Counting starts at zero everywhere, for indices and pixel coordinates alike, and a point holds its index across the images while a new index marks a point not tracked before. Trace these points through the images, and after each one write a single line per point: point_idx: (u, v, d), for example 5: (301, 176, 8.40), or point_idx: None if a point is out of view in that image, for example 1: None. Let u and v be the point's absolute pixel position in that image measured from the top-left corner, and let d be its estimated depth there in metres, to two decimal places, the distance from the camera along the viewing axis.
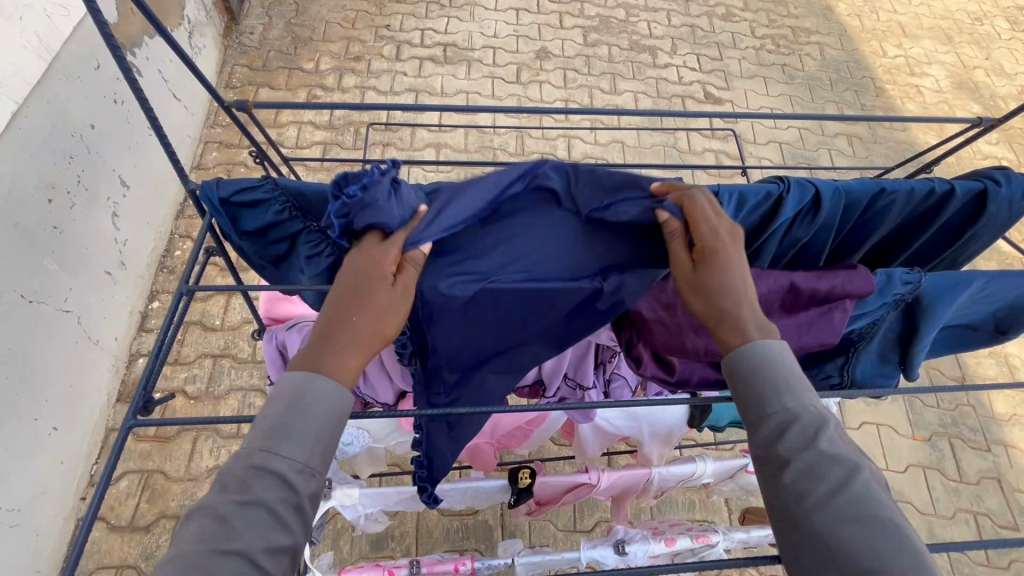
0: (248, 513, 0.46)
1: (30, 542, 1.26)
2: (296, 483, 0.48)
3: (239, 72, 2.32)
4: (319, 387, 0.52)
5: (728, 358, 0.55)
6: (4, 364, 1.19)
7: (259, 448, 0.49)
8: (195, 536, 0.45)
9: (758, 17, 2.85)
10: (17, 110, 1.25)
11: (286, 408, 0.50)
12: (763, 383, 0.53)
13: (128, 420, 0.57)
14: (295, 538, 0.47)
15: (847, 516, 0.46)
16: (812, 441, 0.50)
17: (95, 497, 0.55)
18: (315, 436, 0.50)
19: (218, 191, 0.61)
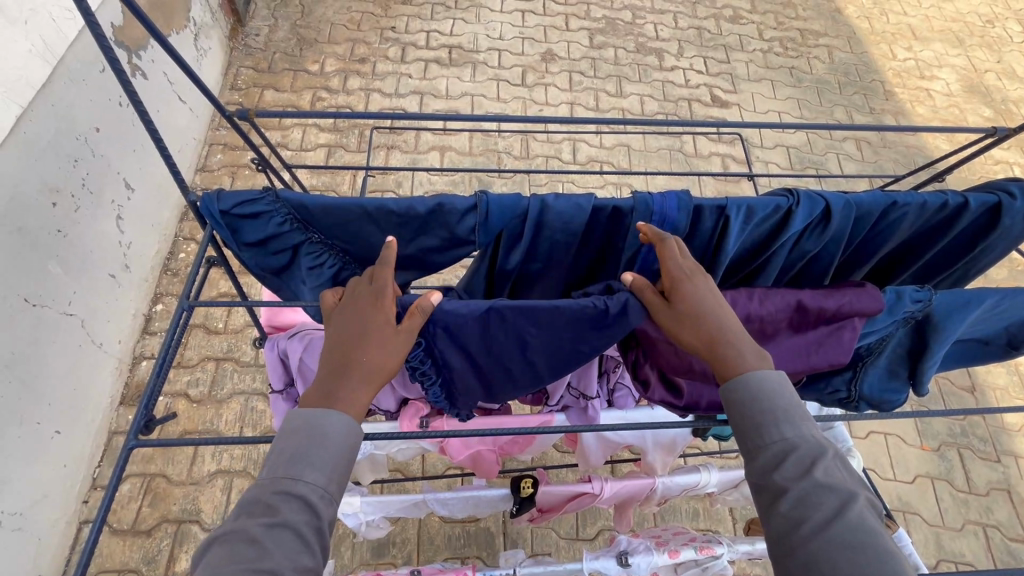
0: (276, 535, 0.47)
1: (32, 545, 1.26)
2: (318, 506, 0.50)
3: (245, 74, 2.32)
4: (333, 421, 0.53)
5: (725, 387, 0.56)
6: (6, 368, 1.19)
7: (281, 475, 0.50)
8: (226, 560, 0.46)
9: (766, 19, 2.83)
10: (22, 114, 1.25)
11: (305, 437, 0.52)
12: (762, 411, 0.53)
13: (130, 440, 0.56)
14: (318, 559, 0.49)
15: (843, 546, 0.47)
16: (808, 470, 0.50)
17: (98, 518, 0.55)
18: (335, 463, 0.52)
19: (219, 204, 0.60)
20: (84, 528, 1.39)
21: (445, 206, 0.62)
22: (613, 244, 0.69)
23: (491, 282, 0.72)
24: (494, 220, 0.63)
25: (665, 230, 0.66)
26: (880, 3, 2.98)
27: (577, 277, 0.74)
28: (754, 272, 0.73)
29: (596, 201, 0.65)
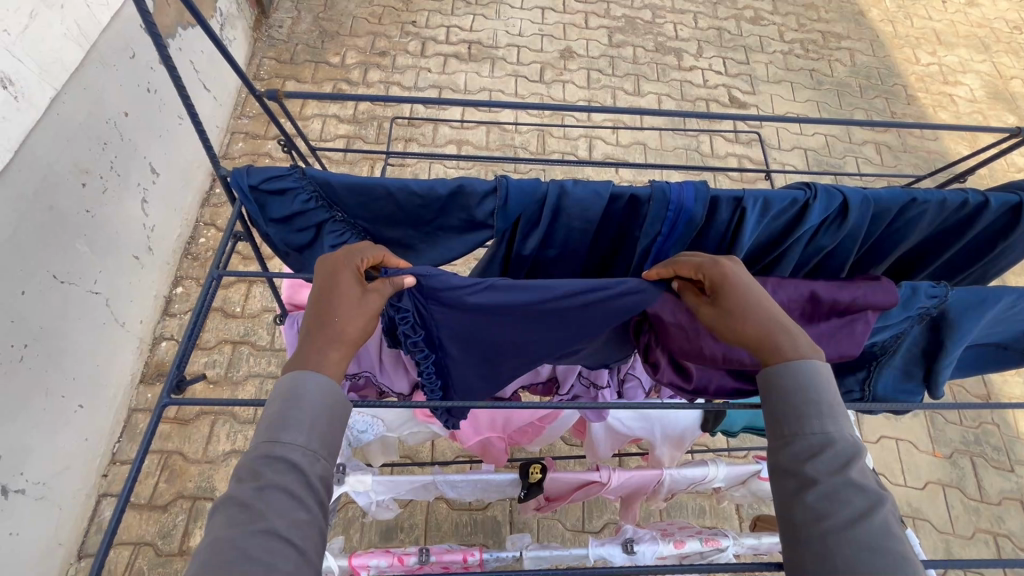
0: (266, 496, 0.47)
1: (54, 514, 1.30)
2: (302, 463, 0.49)
3: (267, 65, 2.36)
4: (309, 381, 0.53)
5: (769, 370, 0.54)
6: (34, 342, 1.24)
7: (266, 440, 0.50)
8: (222, 524, 0.47)
9: (788, 21, 2.81)
10: (55, 96, 1.29)
11: (282, 399, 0.52)
12: (805, 402, 0.51)
13: (164, 398, 0.58)
14: (314, 512, 0.49)
15: (866, 545, 0.44)
16: (843, 467, 0.48)
17: (128, 479, 0.57)
18: (316, 423, 0.52)
19: (248, 178, 0.62)
20: (103, 500, 1.43)
21: (467, 188, 0.63)
22: (628, 233, 0.70)
23: (507, 267, 0.73)
24: (513, 206, 0.64)
25: (681, 220, 0.67)
26: (904, 6, 2.94)
27: (592, 265, 0.75)
28: (769, 265, 0.73)
29: (614, 188, 0.65)
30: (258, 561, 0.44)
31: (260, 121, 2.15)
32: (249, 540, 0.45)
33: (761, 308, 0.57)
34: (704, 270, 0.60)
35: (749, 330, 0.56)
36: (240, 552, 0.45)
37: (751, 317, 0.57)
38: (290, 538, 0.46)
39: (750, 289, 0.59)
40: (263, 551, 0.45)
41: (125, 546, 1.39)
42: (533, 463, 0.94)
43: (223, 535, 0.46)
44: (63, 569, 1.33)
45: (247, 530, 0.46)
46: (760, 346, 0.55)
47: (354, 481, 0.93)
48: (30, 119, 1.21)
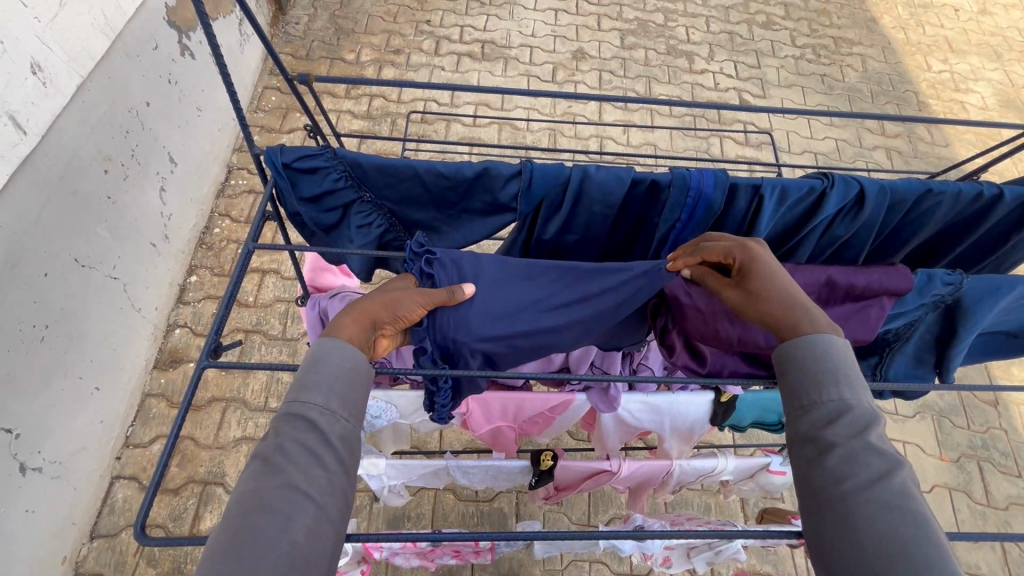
0: (285, 451, 0.49)
1: (69, 494, 1.32)
2: (321, 422, 0.51)
3: (283, 60, 2.39)
4: (331, 349, 0.55)
5: (786, 345, 0.55)
6: (55, 323, 1.26)
7: (287, 401, 0.52)
8: (246, 479, 0.48)
9: (799, 26, 2.83)
10: (81, 84, 1.32)
11: (305, 366, 0.54)
12: (822, 371, 0.52)
13: (202, 360, 0.62)
14: (332, 469, 0.50)
15: (884, 506, 0.45)
16: (860, 432, 0.49)
17: (171, 435, 0.59)
18: (333, 384, 0.53)
19: (282, 156, 0.64)
20: (116, 482, 1.45)
21: (492, 171, 0.65)
22: (647, 220, 0.71)
23: (527, 251, 0.75)
24: (536, 189, 0.65)
25: (700, 207, 0.68)
26: (917, 14, 2.95)
27: (610, 252, 0.76)
28: (785, 255, 0.75)
29: (635, 173, 0.67)
30: (277, 512, 0.46)
31: (275, 115, 2.18)
32: (270, 491, 0.47)
33: (784, 291, 0.58)
34: (734, 254, 0.62)
35: (769, 312, 0.58)
36: (259, 504, 0.46)
37: (773, 300, 0.58)
38: (308, 491, 0.47)
39: (775, 273, 0.60)
40: (288, 503, 0.46)
41: None
42: (545, 449, 0.96)
43: (251, 488, 0.47)
44: (76, 548, 1.35)
45: (269, 482, 0.47)
46: (779, 328, 0.57)
47: (368, 464, 0.94)
48: (57, 105, 1.24)
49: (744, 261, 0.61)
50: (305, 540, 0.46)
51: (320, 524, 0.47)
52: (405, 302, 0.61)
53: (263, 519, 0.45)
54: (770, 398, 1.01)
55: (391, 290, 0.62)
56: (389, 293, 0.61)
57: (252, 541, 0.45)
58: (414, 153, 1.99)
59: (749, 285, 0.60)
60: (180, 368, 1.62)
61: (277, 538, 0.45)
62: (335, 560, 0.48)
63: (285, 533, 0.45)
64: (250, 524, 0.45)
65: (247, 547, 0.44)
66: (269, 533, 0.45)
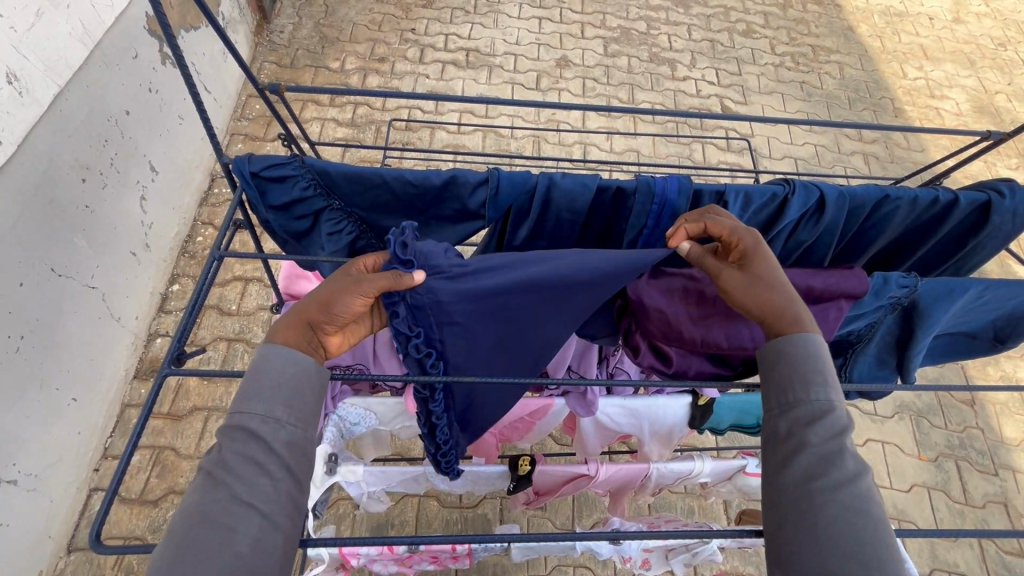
0: (229, 464, 0.49)
1: (45, 507, 1.31)
2: (262, 431, 0.51)
3: (268, 68, 2.40)
4: (277, 358, 0.55)
5: (781, 341, 0.56)
6: (30, 333, 1.24)
7: (232, 413, 0.52)
8: (192, 494, 0.49)
9: (779, 34, 2.88)
10: (59, 93, 1.31)
11: (248, 375, 0.54)
12: (813, 372, 0.53)
13: (163, 368, 0.63)
14: (277, 478, 0.50)
15: (847, 507, 0.47)
16: (838, 435, 0.51)
17: (131, 441, 0.60)
18: (277, 393, 0.53)
19: (250, 165, 0.64)
20: (94, 494, 1.43)
21: (460, 178, 0.66)
22: (615, 226, 0.73)
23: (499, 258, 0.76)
24: (504, 196, 0.67)
25: (665, 213, 0.69)
26: (893, 23, 3.01)
27: None
28: None
29: (601, 180, 0.68)
30: (221, 525, 0.47)
31: (259, 123, 2.18)
32: (214, 505, 0.48)
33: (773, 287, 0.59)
34: (739, 238, 0.62)
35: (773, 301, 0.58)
36: (204, 519, 0.47)
37: (777, 290, 0.59)
38: (252, 503, 0.48)
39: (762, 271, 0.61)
40: (228, 515, 0.47)
41: (115, 540, 1.39)
42: (522, 454, 0.96)
43: (193, 502, 0.48)
44: (53, 562, 1.33)
45: (213, 496, 0.48)
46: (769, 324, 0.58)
47: (346, 470, 0.92)
48: (34, 115, 1.24)
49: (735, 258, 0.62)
50: (250, 551, 0.47)
51: (266, 532, 0.48)
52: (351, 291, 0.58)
53: (206, 532, 0.46)
54: (746, 401, 1.02)
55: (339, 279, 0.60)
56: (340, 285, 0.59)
57: (198, 555, 0.45)
58: (398, 160, 2.00)
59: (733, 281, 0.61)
60: None
61: (222, 551, 0.46)
62: (285, 566, 0.49)
63: (229, 545, 0.46)
64: (194, 539, 0.46)
65: (190, 561, 0.45)
66: (213, 547, 0.46)
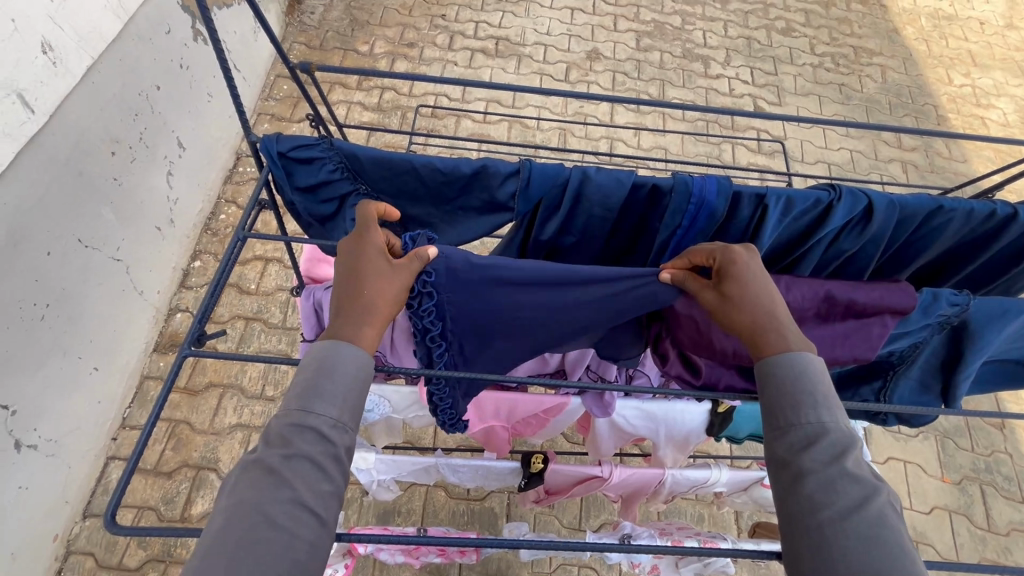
0: (294, 465, 0.48)
1: (63, 472, 1.33)
2: (331, 435, 0.50)
3: (297, 49, 2.39)
4: (345, 352, 0.54)
5: (763, 363, 0.54)
6: (55, 302, 1.26)
7: (294, 410, 0.51)
8: (248, 486, 0.47)
9: (819, 34, 2.78)
10: (91, 65, 1.32)
11: (315, 371, 0.53)
12: (802, 392, 0.52)
13: (185, 348, 0.62)
14: (337, 484, 0.50)
15: (860, 536, 0.45)
16: (838, 458, 0.48)
17: (150, 421, 0.60)
18: (343, 396, 0.52)
19: (277, 145, 0.63)
20: (111, 463, 1.46)
21: (490, 168, 0.63)
22: (647, 226, 0.70)
23: (525, 253, 0.73)
24: (534, 189, 0.64)
25: (702, 214, 0.66)
26: (940, 26, 2.89)
27: (608, 256, 0.75)
28: (788, 268, 0.73)
29: (636, 176, 0.65)
30: (282, 528, 0.45)
31: (286, 103, 2.18)
32: (276, 506, 0.46)
33: (770, 305, 0.57)
34: (716, 256, 0.60)
35: (743, 320, 0.57)
36: (265, 517, 0.46)
37: (746, 310, 0.57)
38: (315, 508, 0.47)
39: (765, 282, 0.59)
40: (290, 516, 0.46)
41: (129, 509, 1.41)
42: (535, 452, 0.95)
43: (250, 499, 0.46)
44: (68, 527, 1.36)
45: (275, 494, 0.47)
46: (755, 340, 0.56)
47: (358, 457, 0.94)
48: (67, 85, 1.24)
49: (747, 267, 0.59)
50: (308, 555, 0.46)
51: (322, 539, 0.47)
52: (394, 275, 0.59)
53: (268, 533, 0.45)
54: None
55: (365, 267, 0.58)
56: (373, 274, 0.57)
57: (256, 554, 0.44)
58: (423, 148, 1.98)
59: (732, 291, 0.58)
60: None
61: (282, 554, 0.44)
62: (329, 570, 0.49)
63: (291, 547, 0.45)
64: (251, 537, 0.45)
65: (251, 562, 0.44)
66: (271, 548, 0.44)
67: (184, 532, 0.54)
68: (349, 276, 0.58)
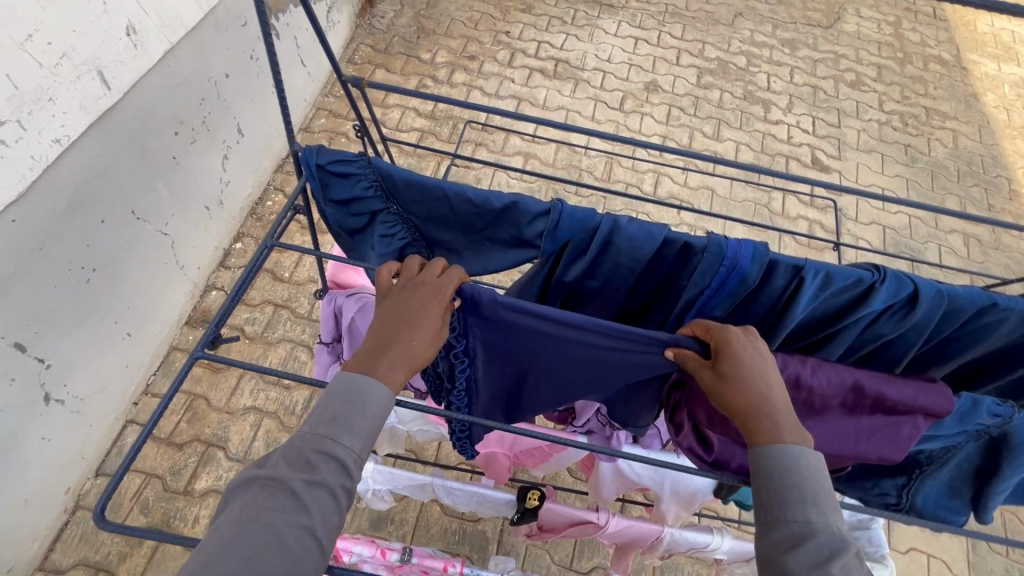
0: (315, 492, 0.48)
1: (84, 429, 1.39)
2: (354, 469, 0.51)
3: (363, 50, 2.47)
4: (370, 389, 0.53)
5: (756, 451, 0.51)
6: (102, 268, 1.33)
7: (322, 434, 0.51)
8: (263, 503, 0.47)
9: (890, 90, 2.68)
10: (169, 50, 1.39)
11: (346, 399, 0.53)
12: (790, 486, 0.49)
13: (197, 350, 0.64)
14: (345, 519, 0.50)
15: None
16: (823, 563, 0.45)
17: (153, 417, 0.62)
18: (371, 431, 0.52)
19: (317, 157, 0.64)
20: (129, 427, 1.51)
21: (520, 205, 0.62)
22: (675, 281, 0.68)
23: (544, 292, 0.72)
24: (562, 231, 0.63)
25: (733, 277, 0.63)
26: None
27: (631, 306, 0.73)
28: (817, 343, 0.69)
29: (669, 232, 0.63)
30: (290, 554, 0.45)
31: (344, 102, 2.26)
32: (287, 530, 0.46)
33: (769, 393, 0.53)
34: (712, 332, 0.57)
35: (737, 400, 0.54)
36: (277, 539, 0.46)
37: (741, 389, 0.54)
38: (322, 539, 0.47)
39: (767, 367, 0.55)
40: (299, 544, 0.46)
41: (138, 474, 1.46)
42: (533, 489, 0.94)
43: (264, 518, 0.47)
44: (81, 482, 1.41)
45: (289, 519, 0.47)
46: (747, 424, 0.53)
47: None
48: (144, 67, 1.32)
49: (747, 352, 0.56)
50: None
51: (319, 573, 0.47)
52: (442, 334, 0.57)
53: (275, 558, 0.45)
54: None
55: (422, 313, 0.56)
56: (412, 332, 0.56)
57: None
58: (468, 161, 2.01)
59: (731, 372, 0.54)
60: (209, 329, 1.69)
61: None
62: None
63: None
64: (256, 560, 0.44)
65: None
66: (277, 574, 0.44)
67: (161, 536, 0.56)
68: (406, 316, 0.56)
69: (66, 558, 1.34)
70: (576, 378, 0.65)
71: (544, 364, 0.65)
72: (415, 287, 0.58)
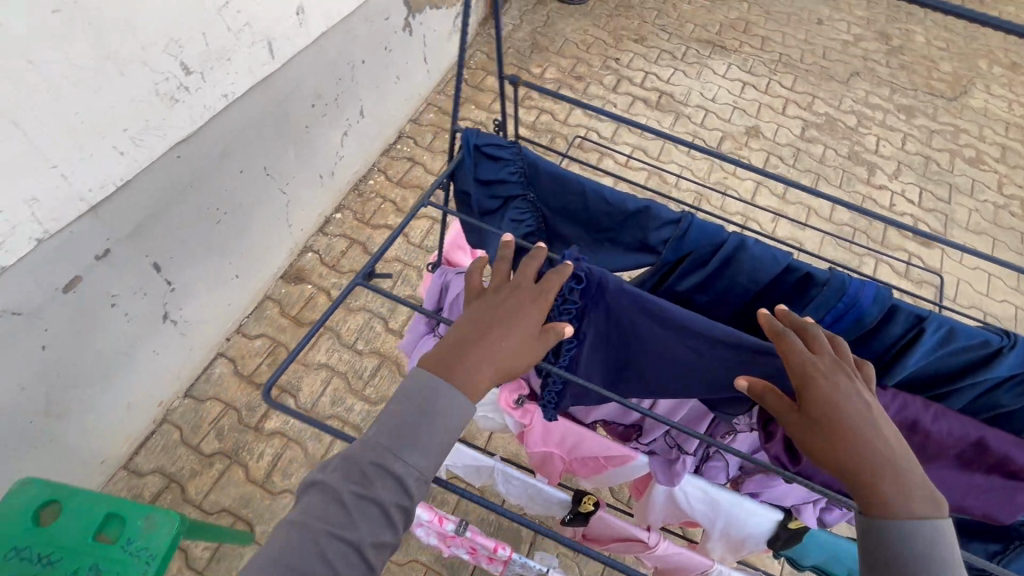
0: (365, 508, 0.51)
1: (185, 352, 1.54)
2: (408, 491, 0.52)
3: (478, 57, 2.61)
4: (452, 404, 0.55)
5: (872, 515, 0.50)
6: (231, 212, 1.48)
7: (384, 449, 0.53)
8: (320, 506, 0.52)
9: (1013, 174, 2.53)
10: (325, 32, 1.55)
11: (415, 416, 0.54)
12: (919, 553, 0.48)
13: (356, 281, 0.72)
14: (392, 534, 0.53)
15: None
16: None
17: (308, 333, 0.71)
18: (430, 452, 0.54)
19: (476, 139, 0.71)
20: (218, 359, 1.65)
21: (653, 211, 0.66)
22: (786, 311, 0.69)
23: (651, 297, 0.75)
24: (689, 241, 0.67)
25: (850, 314, 0.65)
26: None
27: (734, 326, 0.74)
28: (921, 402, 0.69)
29: (793, 260, 0.65)
30: (331, 565, 0.49)
31: (453, 101, 2.40)
32: (333, 539, 0.50)
33: (866, 438, 0.52)
34: (806, 382, 0.55)
35: (837, 458, 0.52)
36: (323, 547, 0.50)
37: (847, 448, 0.52)
38: (367, 555, 0.51)
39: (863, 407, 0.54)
40: (343, 557, 0.50)
41: (218, 402, 1.59)
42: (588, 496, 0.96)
43: (317, 522, 0.51)
44: (171, 399, 1.56)
45: (338, 527, 0.50)
46: (853, 485, 0.51)
47: None
48: (303, 44, 1.47)
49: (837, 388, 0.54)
50: None
51: None
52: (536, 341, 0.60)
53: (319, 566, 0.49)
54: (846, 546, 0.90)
55: (517, 317, 0.59)
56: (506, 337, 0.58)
57: None
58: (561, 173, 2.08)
59: (820, 412, 0.54)
60: (300, 286, 1.83)
61: None
62: None
63: None
64: (302, 561, 0.49)
65: None
66: None
67: (314, 425, 0.69)
68: (504, 316, 0.59)
69: (147, 463, 1.49)
70: (677, 378, 0.68)
71: (651, 358, 0.68)
72: (512, 291, 0.61)
